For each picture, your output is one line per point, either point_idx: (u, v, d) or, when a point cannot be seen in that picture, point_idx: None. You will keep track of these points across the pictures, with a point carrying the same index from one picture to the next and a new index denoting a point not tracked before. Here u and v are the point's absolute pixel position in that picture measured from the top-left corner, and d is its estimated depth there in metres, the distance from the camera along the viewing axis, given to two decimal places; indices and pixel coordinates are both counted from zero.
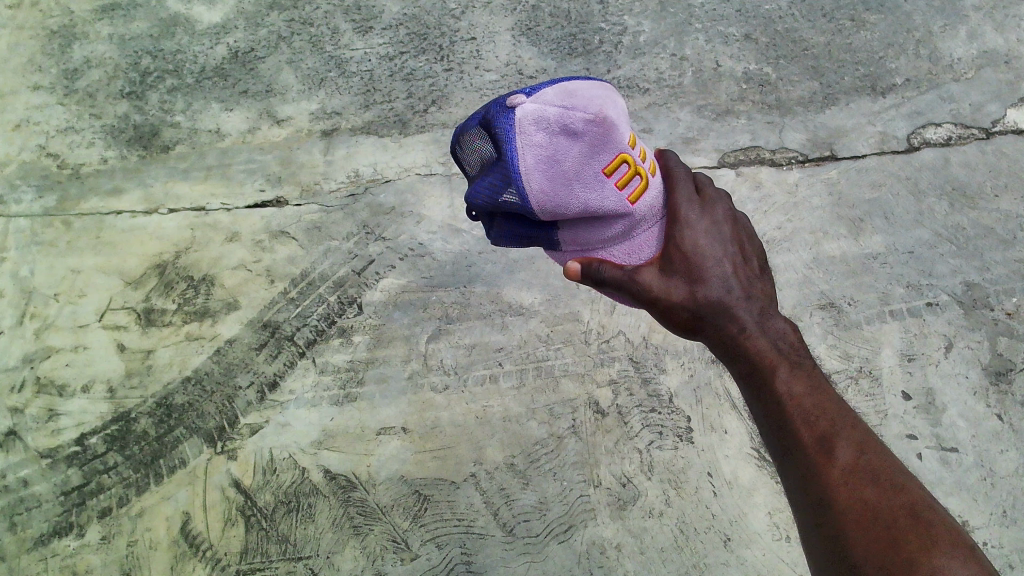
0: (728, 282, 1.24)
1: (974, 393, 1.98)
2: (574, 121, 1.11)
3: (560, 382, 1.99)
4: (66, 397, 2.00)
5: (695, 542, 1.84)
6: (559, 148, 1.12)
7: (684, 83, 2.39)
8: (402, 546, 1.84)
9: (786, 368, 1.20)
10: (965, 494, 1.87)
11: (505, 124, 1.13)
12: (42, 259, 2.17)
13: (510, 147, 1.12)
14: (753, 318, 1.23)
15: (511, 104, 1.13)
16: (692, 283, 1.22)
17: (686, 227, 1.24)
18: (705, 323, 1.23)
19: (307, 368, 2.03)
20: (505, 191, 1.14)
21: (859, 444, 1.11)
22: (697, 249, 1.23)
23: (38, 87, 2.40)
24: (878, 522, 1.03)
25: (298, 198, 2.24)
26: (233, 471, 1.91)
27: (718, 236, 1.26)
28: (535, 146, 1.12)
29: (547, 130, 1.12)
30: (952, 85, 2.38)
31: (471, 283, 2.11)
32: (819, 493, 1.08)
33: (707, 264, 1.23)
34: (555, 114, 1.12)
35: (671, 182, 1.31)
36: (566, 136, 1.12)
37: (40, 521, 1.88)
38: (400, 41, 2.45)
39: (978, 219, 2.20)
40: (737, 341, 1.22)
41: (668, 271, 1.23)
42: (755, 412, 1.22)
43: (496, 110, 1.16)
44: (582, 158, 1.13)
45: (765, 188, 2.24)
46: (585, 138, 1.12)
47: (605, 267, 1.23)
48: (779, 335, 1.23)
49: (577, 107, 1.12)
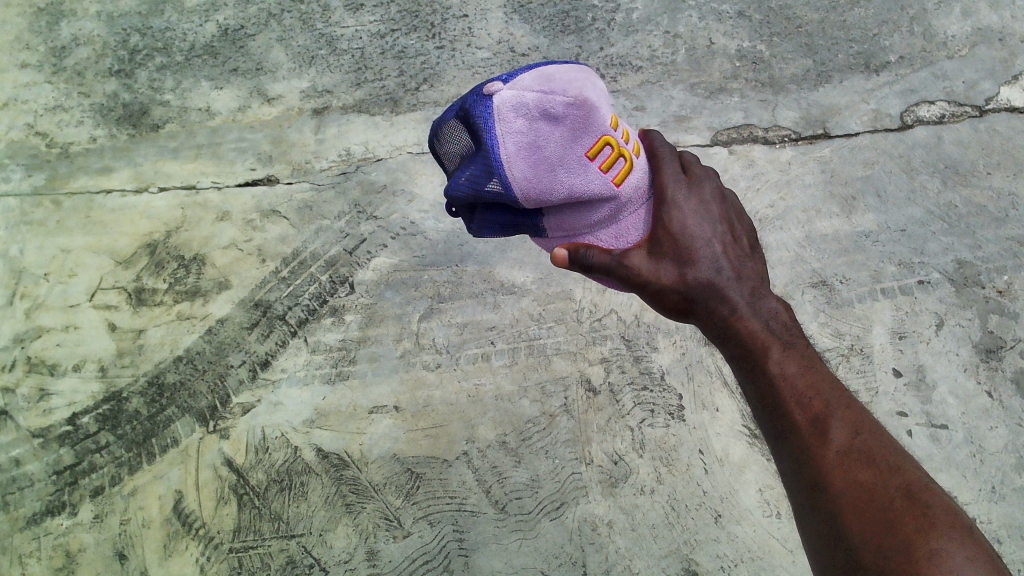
0: (717, 262, 1.24)
1: (965, 370, 1.98)
2: (554, 106, 1.10)
3: (552, 360, 2.00)
4: (57, 377, 1.99)
5: (685, 519, 1.84)
6: (540, 134, 1.11)
7: (676, 61, 2.37)
8: (395, 524, 1.85)
9: (778, 348, 1.20)
10: (954, 471, 1.88)
11: (483, 113, 1.12)
12: (31, 239, 2.15)
13: (489, 135, 1.12)
14: (744, 299, 1.23)
15: (488, 93, 1.12)
16: (682, 266, 1.22)
17: (674, 208, 1.24)
18: (695, 305, 1.23)
19: (299, 347, 2.03)
20: (488, 181, 1.14)
21: (854, 424, 1.11)
22: (685, 230, 1.23)
23: (25, 65, 2.37)
24: (873, 503, 1.03)
25: (289, 177, 2.23)
26: (225, 450, 1.91)
27: (706, 217, 1.26)
28: (515, 132, 1.11)
29: (526, 117, 1.11)
30: (946, 62, 2.38)
31: (464, 262, 2.11)
32: (814, 476, 1.09)
33: (695, 246, 1.23)
34: (534, 99, 1.11)
35: (656, 162, 1.30)
36: (547, 121, 1.11)
37: (33, 500, 1.88)
38: (392, 18, 2.43)
39: (970, 197, 2.20)
40: (728, 322, 1.22)
41: (657, 254, 1.23)
42: (748, 392, 1.22)
43: (473, 100, 1.15)
44: (564, 143, 1.12)
45: (758, 166, 2.23)
46: (566, 123, 1.11)
47: (592, 252, 1.22)
48: (771, 315, 1.23)
49: (556, 91, 1.11)
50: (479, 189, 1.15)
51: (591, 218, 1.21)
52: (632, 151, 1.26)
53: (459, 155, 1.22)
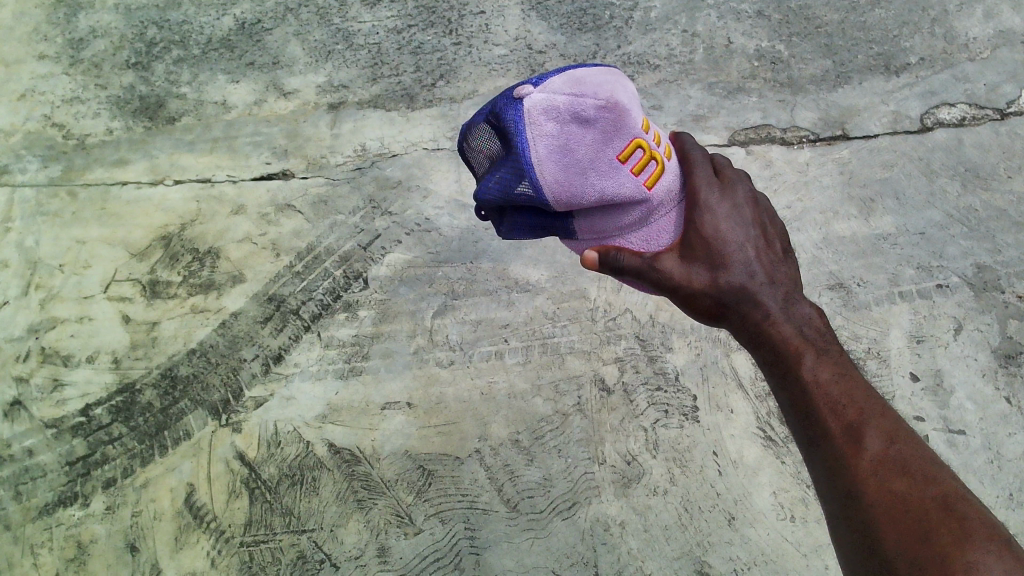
0: (751, 266, 1.22)
1: (983, 376, 1.96)
2: (585, 108, 1.10)
3: (566, 359, 1.99)
4: (71, 367, 1.99)
5: (699, 521, 1.83)
6: (571, 136, 1.10)
7: (694, 60, 2.36)
8: (406, 520, 1.84)
9: (811, 354, 1.18)
10: (972, 477, 1.86)
11: (514, 116, 1.11)
12: (47, 230, 2.16)
13: (521, 138, 1.11)
14: (777, 304, 1.22)
15: (519, 95, 1.11)
16: (714, 270, 1.21)
17: (706, 211, 1.22)
18: (728, 310, 1.22)
19: (312, 342, 2.02)
20: (518, 184, 1.12)
21: (889, 433, 1.09)
22: (718, 234, 1.21)
23: (43, 57, 2.38)
24: (908, 515, 1.00)
25: (304, 171, 2.23)
26: (237, 444, 1.91)
27: (739, 220, 1.24)
28: (546, 135, 1.10)
29: (557, 119, 1.10)
30: (967, 65, 2.35)
31: (478, 259, 2.10)
32: (848, 485, 1.07)
33: (727, 250, 1.21)
34: (565, 102, 1.10)
35: (688, 168, 1.29)
36: (578, 123, 1.10)
37: (45, 491, 1.89)
38: (408, 14, 2.42)
39: (991, 201, 2.18)
40: (761, 327, 1.21)
41: (689, 258, 1.21)
42: (781, 399, 1.21)
43: (503, 103, 1.14)
44: (596, 145, 1.12)
45: (776, 167, 2.22)
46: (598, 126, 1.11)
47: (623, 255, 1.21)
48: (805, 321, 1.22)
49: (587, 94, 1.11)
50: (509, 194, 1.14)
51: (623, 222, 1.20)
52: (665, 159, 1.25)
53: (488, 158, 1.21)
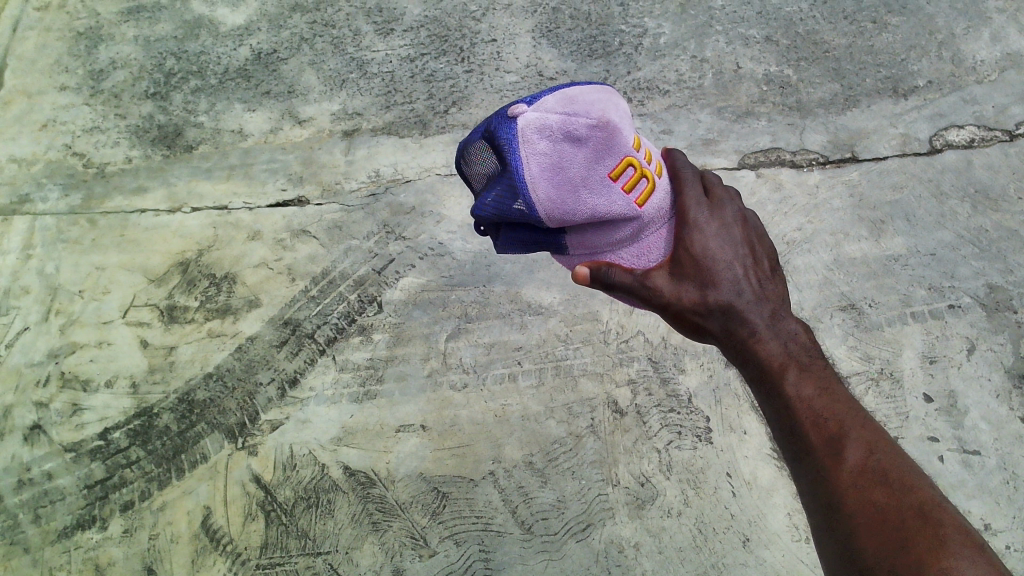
0: (738, 284, 1.23)
1: (997, 396, 1.96)
2: (578, 127, 1.13)
3: (578, 381, 2.00)
4: (90, 392, 2.02)
5: (713, 542, 1.83)
6: (563, 155, 1.13)
7: (703, 85, 2.39)
8: (421, 543, 1.85)
9: (794, 370, 1.18)
10: (988, 497, 1.85)
11: (508, 135, 1.15)
12: (67, 257, 2.19)
13: (515, 157, 1.14)
14: (763, 320, 1.21)
15: (513, 114, 1.15)
16: (703, 287, 1.22)
17: (695, 230, 1.24)
18: (715, 326, 1.22)
19: (327, 365, 2.04)
20: (513, 202, 1.15)
21: (869, 443, 1.10)
22: (706, 252, 1.23)
23: (64, 88, 2.44)
24: (887, 524, 1.02)
25: (319, 198, 2.26)
26: (253, 467, 1.92)
27: (728, 239, 1.25)
28: (539, 154, 1.13)
29: (550, 138, 1.13)
30: (975, 87, 2.37)
31: (491, 282, 2.12)
32: (829, 496, 1.08)
33: (713, 267, 1.22)
34: (558, 122, 1.13)
35: (676, 188, 1.31)
36: (570, 142, 1.13)
37: (64, 514, 1.90)
38: (421, 42, 2.47)
39: (1001, 221, 2.19)
40: (747, 344, 1.21)
41: (678, 275, 1.23)
42: (766, 412, 1.21)
43: (497, 121, 1.18)
44: (588, 164, 1.14)
45: (786, 189, 2.23)
46: (589, 144, 1.14)
47: (614, 271, 1.23)
48: (790, 337, 1.21)
49: (579, 113, 1.14)
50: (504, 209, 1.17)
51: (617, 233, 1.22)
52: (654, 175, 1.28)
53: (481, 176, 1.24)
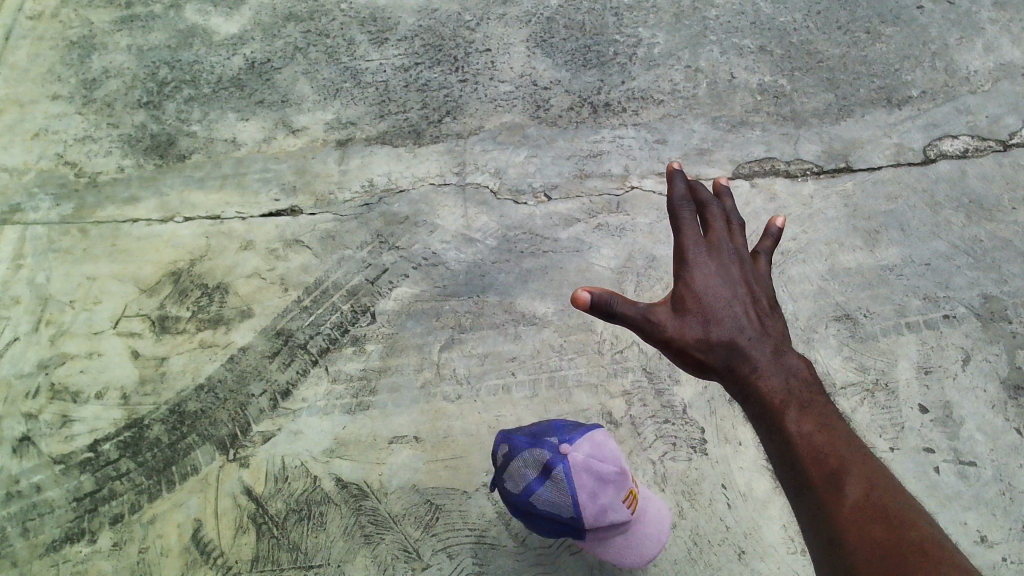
0: (740, 322, 1.25)
1: (992, 407, 1.95)
2: (610, 472, 1.52)
3: (573, 392, 1.99)
4: (80, 404, 2.00)
5: (709, 555, 1.81)
6: (601, 490, 1.51)
7: (698, 95, 2.39)
8: (414, 555, 1.82)
9: (795, 407, 1.18)
10: (984, 508, 1.84)
11: (564, 470, 1.49)
12: (58, 267, 2.18)
13: (570, 480, 1.49)
14: (764, 357, 1.23)
15: (564, 454, 1.50)
16: (704, 326, 1.25)
17: (695, 272, 1.30)
18: (718, 363, 1.24)
19: (320, 376, 2.03)
20: (563, 509, 1.50)
21: (868, 480, 1.10)
22: (706, 293, 1.27)
23: (57, 97, 2.43)
24: (888, 558, 1.01)
25: (312, 207, 2.25)
26: (245, 479, 1.91)
27: (729, 280, 1.29)
28: (587, 487, 1.50)
29: (593, 478, 1.50)
30: (968, 97, 2.37)
31: (484, 293, 2.12)
32: (830, 533, 1.07)
33: (711, 304, 1.27)
34: (596, 465, 1.52)
35: (676, 225, 1.37)
36: (606, 484, 1.52)
37: (52, 527, 1.87)
38: (415, 52, 2.47)
39: (996, 231, 2.18)
40: (749, 381, 1.22)
41: (681, 314, 1.27)
42: (768, 452, 1.20)
43: (550, 452, 1.51)
44: (614, 500, 1.53)
45: (780, 199, 2.23)
46: (615, 483, 1.53)
47: (616, 302, 1.26)
48: (791, 374, 1.22)
49: (609, 466, 1.53)
50: (548, 468, 1.50)
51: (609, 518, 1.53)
52: (653, 517, 1.73)
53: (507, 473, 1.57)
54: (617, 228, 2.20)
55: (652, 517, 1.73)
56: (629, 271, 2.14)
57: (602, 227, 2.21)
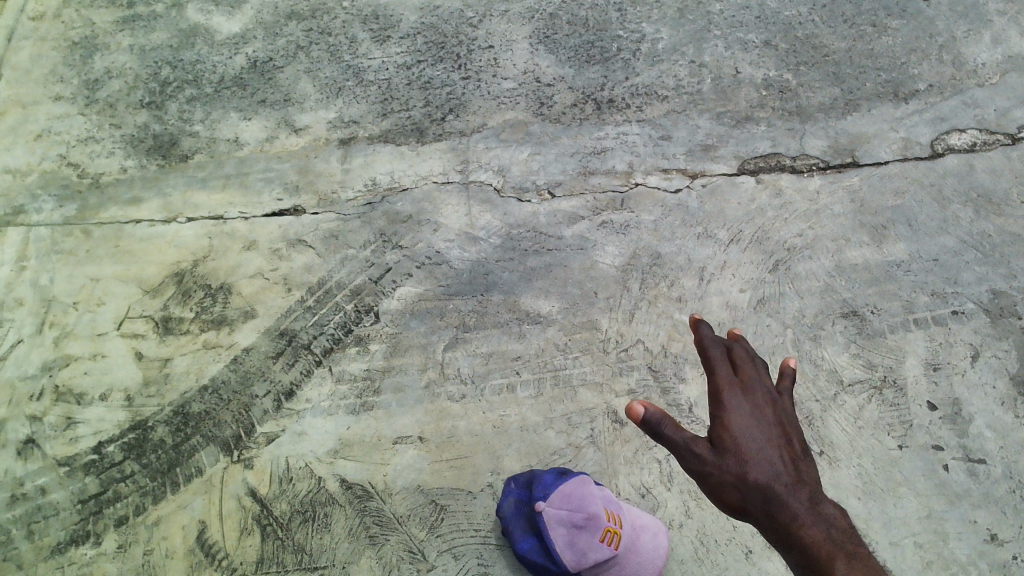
0: (776, 467, 1.17)
1: (1002, 404, 1.93)
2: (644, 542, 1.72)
3: (578, 391, 1.98)
4: (84, 405, 1.99)
5: (715, 554, 1.80)
6: (635, 534, 1.72)
7: (702, 90, 2.37)
8: (419, 557, 1.82)
9: (839, 560, 1.09)
10: (994, 507, 1.82)
11: (614, 518, 1.68)
12: (62, 268, 2.17)
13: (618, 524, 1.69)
14: (804, 505, 1.14)
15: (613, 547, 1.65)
16: (740, 469, 1.17)
17: (730, 411, 1.22)
18: (755, 512, 1.15)
19: (324, 376, 2.02)
20: (611, 549, 1.65)
21: None
22: (740, 433, 1.20)
23: (59, 98, 2.42)
24: None
25: (315, 207, 2.24)
26: (249, 480, 1.90)
27: (765, 423, 1.22)
28: (627, 529, 1.71)
29: (633, 539, 1.71)
30: (976, 90, 2.35)
31: (489, 292, 2.11)
32: None
33: (750, 447, 1.18)
34: (634, 538, 1.71)
35: (709, 363, 1.32)
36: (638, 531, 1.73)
37: (57, 529, 1.87)
38: (418, 49, 2.46)
39: (1004, 226, 2.16)
40: (789, 530, 1.13)
41: (718, 454, 1.19)
42: None
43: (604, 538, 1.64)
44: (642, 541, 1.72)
45: (786, 195, 2.21)
46: (645, 534, 1.74)
47: (665, 425, 1.21)
48: (833, 522, 1.13)
49: (642, 536, 1.73)
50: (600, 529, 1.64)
51: (587, 556, 1.62)
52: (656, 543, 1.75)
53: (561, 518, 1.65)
54: (621, 226, 2.19)
55: (651, 563, 1.72)
56: (634, 269, 2.13)
57: (606, 224, 2.19)
